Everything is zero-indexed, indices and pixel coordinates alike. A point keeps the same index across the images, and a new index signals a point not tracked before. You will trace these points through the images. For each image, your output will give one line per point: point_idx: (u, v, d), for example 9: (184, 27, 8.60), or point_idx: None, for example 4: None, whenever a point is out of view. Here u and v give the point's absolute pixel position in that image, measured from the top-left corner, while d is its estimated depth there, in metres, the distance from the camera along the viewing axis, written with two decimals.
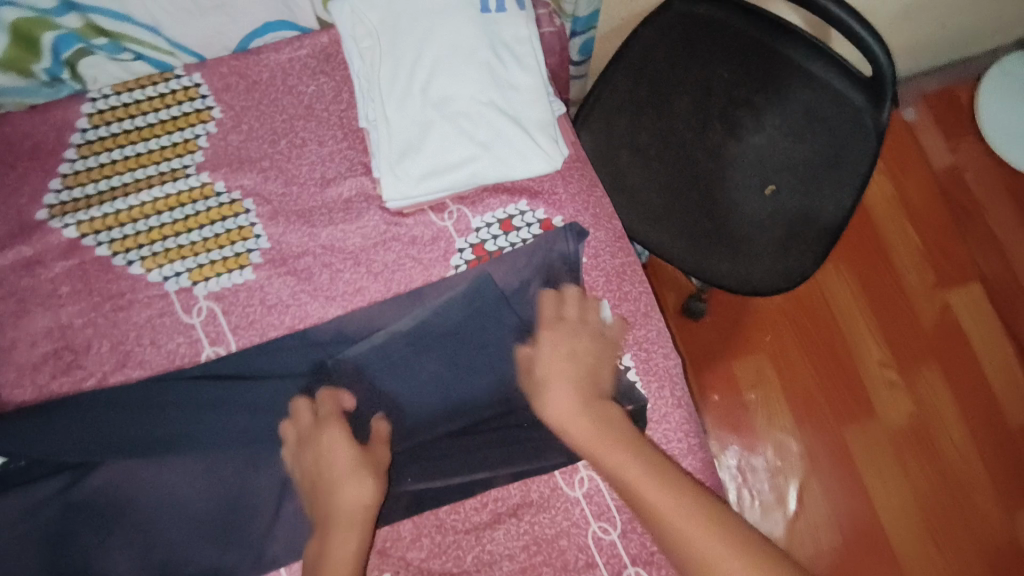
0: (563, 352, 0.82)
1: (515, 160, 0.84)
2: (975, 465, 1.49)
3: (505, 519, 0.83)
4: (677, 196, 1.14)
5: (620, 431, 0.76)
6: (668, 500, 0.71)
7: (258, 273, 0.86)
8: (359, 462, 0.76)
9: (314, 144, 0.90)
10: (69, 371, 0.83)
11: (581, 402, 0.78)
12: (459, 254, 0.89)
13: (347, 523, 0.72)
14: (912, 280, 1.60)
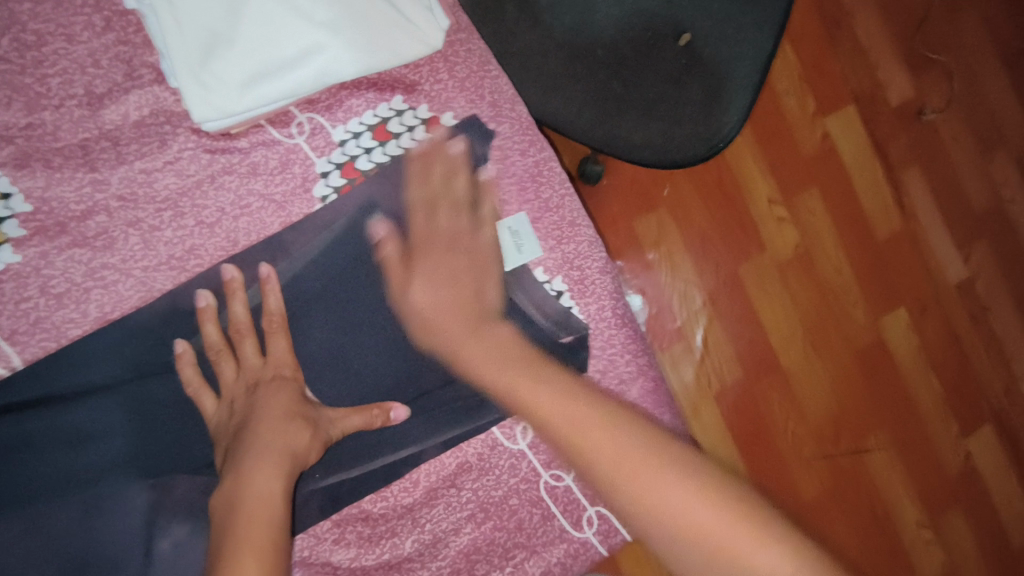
0: (444, 248, 0.61)
1: (378, 43, 0.61)
2: (857, 298, 1.24)
3: (443, 492, 0.67)
4: (585, 52, 0.71)
5: (518, 353, 0.55)
6: (565, 403, 0.50)
7: (25, 252, 0.59)
8: (296, 403, 0.59)
9: (61, 39, 0.59)
10: None
11: (449, 308, 0.59)
12: (323, 181, 0.65)
13: (273, 470, 0.55)
14: (796, 99, 1.22)
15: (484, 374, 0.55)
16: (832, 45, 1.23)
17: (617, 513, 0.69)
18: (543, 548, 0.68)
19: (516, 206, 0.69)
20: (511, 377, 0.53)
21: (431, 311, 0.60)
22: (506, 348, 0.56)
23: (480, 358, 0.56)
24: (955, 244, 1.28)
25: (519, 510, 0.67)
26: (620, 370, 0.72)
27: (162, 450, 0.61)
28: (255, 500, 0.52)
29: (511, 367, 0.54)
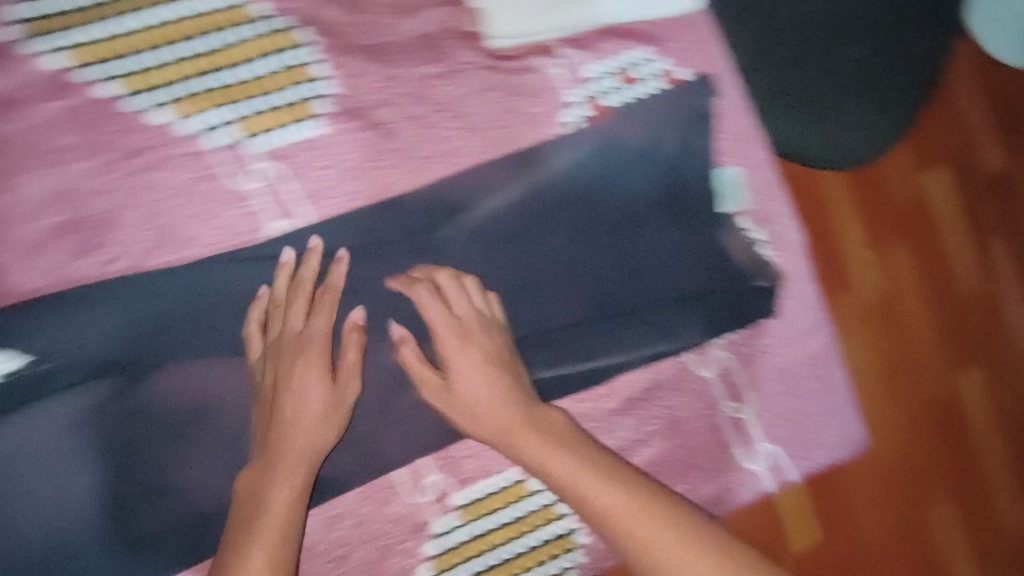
0: (461, 340, 0.65)
1: (642, 3, 0.75)
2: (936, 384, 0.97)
3: (637, 404, 0.74)
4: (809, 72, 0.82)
5: (560, 432, 0.63)
6: (597, 485, 0.59)
7: (329, 127, 0.68)
8: (435, 377, 0.65)
9: None
10: (94, 250, 0.63)
11: (483, 407, 0.64)
12: (574, 111, 0.73)
13: (311, 444, 0.62)
14: None
15: (541, 465, 0.62)
16: (1010, 87, 1.03)
17: (780, 452, 0.78)
18: (715, 471, 0.76)
19: (728, 162, 0.77)
20: (544, 455, 0.62)
21: (473, 381, 0.64)
22: (512, 424, 0.63)
23: (501, 437, 0.64)
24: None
25: (700, 434, 0.76)
26: (801, 323, 0.79)
27: (415, 314, 0.67)
28: (276, 487, 0.59)
29: (540, 448, 0.62)
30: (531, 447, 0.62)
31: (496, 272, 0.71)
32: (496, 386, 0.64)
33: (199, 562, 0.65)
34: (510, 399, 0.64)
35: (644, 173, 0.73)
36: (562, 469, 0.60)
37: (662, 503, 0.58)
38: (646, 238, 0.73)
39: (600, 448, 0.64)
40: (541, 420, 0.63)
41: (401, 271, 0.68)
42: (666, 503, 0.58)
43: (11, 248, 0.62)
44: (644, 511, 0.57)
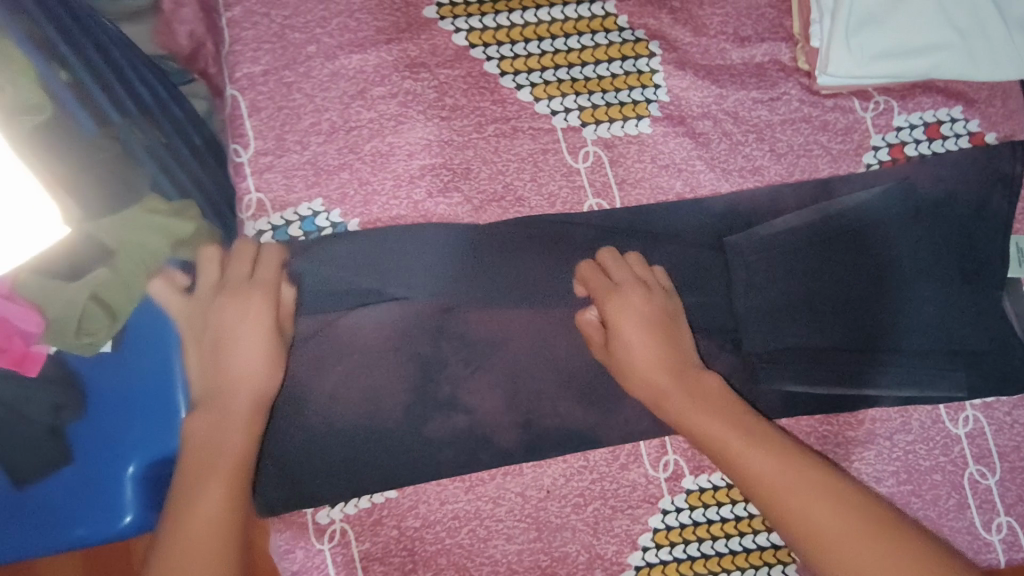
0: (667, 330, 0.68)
1: (988, 60, 0.72)
2: None
3: (880, 440, 0.76)
4: None
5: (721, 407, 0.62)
6: (795, 492, 0.55)
7: (655, 127, 0.77)
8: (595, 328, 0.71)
9: None
10: (445, 192, 0.75)
11: (648, 361, 0.66)
12: (874, 152, 0.78)
13: (250, 384, 0.62)
14: None
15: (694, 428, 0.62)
16: None
17: (1022, 532, 0.76)
18: (950, 530, 0.75)
19: (1023, 230, 0.78)
20: (736, 451, 0.59)
21: (634, 352, 0.67)
22: (715, 422, 0.61)
23: (708, 432, 0.61)
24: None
25: (939, 487, 0.75)
26: None
27: None
28: (236, 433, 0.59)
29: (729, 438, 0.60)
30: (739, 442, 0.59)
31: (773, 284, 0.75)
32: (640, 348, 0.67)
33: (469, 472, 0.74)
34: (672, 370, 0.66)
35: (939, 217, 0.76)
36: (761, 467, 0.57)
37: (868, 522, 0.52)
38: (929, 282, 0.75)
39: (792, 442, 0.60)
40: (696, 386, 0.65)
41: (697, 264, 0.75)
42: (876, 524, 0.52)
43: (387, 175, 0.75)
44: (854, 521, 0.52)
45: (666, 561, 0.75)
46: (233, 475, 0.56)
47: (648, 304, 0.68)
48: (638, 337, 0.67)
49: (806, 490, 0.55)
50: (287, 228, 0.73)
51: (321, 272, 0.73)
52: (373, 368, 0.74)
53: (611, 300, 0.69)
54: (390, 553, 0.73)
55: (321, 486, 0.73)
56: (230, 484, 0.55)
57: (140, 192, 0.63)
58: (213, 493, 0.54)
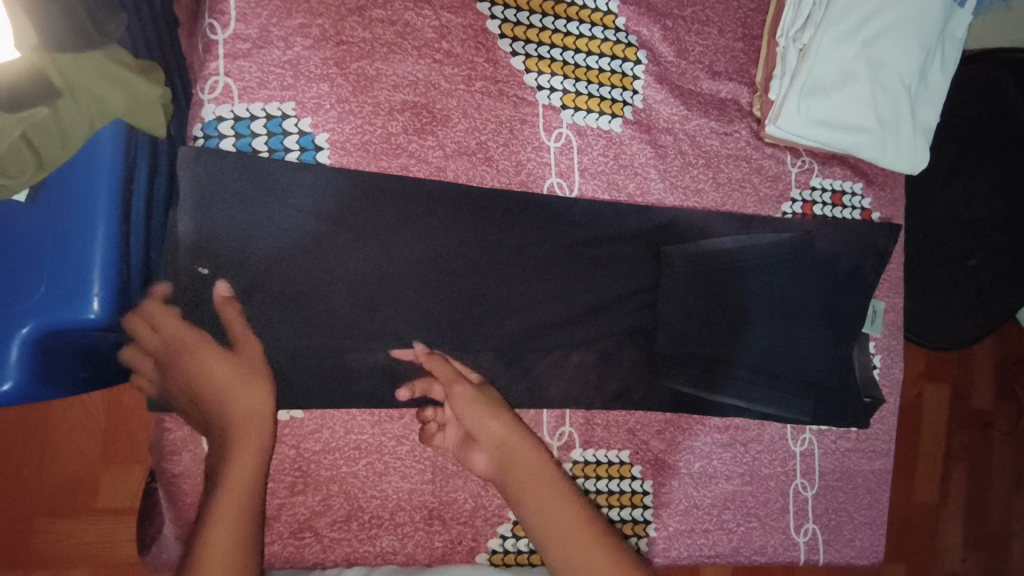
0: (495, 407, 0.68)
1: (892, 152, 0.87)
2: (910, 539, 1.41)
3: (737, 445, 0.88)
4: (931, 271, 1.10)
5: (505, 421, 0.66)
6: (547, 507, 0.60)
7: (625, 129, 0.83)
8: (474, 402, 0.68)
9: (714, 29, 0.88)
10: (421, 132, 0.76)
11: (485, 424, 0.66)
12: (791, 203, 0.91)
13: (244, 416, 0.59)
14: (913, 362, 1.41)
15: (475, 430, 0.66)
16: (1005, 366, 1.46)
17: (822, 538, 0.91)
18: (770, 527, 0.89)
19: (879, 296, 0.95)
20: (535, 513, 0.60)
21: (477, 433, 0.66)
22: (524, 466, 0.63)
23: (485, 429, 0.66)
24: (964, 544, 1.44)
25: (771, 491, 0.89)
26: (878, 441, 0.94)
27: (577, 303, 0.80)
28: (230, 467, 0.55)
29: (524, 494, 0.61)
30: (542, 506, 0.60)
31: (690, 294, 0.83)
32: (487, 418, 0.66)
33: (380, 407, 0.75)
34: (500, 438, 0.65)
35: (827, 269, 0.89)
36: (553, 539, 0.58)
37: None
38: (807, 322, 0.88)
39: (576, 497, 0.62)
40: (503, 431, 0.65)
41: (630, 260, 0.83)
42: None
43: (367, 101, 0.74)
44: (590, 542, 0.58)
45: None
46: (244, 500, 0.54)
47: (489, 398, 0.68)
48: (473, 417, 0.67)
49: (575, 538, 0.58)
50: (250, 122, 0.70)
51: (258, 182, 0.69)
52: (296, 292, 0.70)
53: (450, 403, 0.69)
54: (283, 473, 0.72)
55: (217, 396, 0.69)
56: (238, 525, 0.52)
57: (109, 38, 0.58)
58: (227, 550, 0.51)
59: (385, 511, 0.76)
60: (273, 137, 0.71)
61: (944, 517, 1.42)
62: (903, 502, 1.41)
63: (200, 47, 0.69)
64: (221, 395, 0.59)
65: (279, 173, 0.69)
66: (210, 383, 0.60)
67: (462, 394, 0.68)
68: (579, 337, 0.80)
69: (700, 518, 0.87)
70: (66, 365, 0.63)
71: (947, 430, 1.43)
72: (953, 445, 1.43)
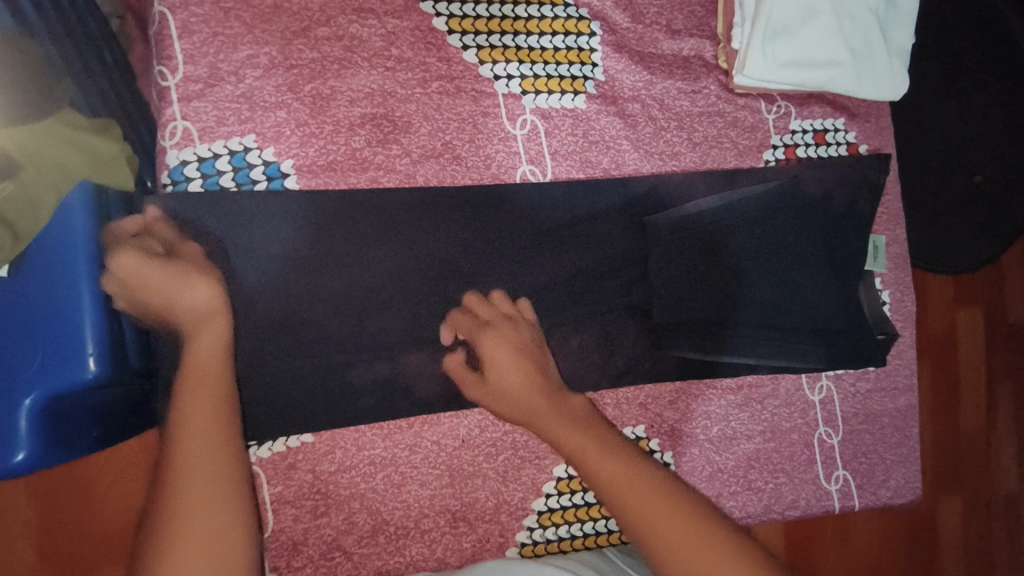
0: (507, 328, 0.71)
1: (869, 80, 0.84)
2: (963, 468, 1.37)
3: (753, 403, 0.87)
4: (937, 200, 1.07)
5: (520, 338, 0.70)
6: (546, 412, 0.66)
7: (590, 104, 0.81)
8: (506, 342, 0.70)
9: None
10: (385, 143, 0.75)
11: (504, 344, 0.69)
12: (772, 151, 0.88)
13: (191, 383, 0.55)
14: (939, 290, 1.38)
15: (488, 355, 0.69)
16: None
17: (854, 483, 0.90)
18: (799, 480, 0.88)
19: (879, 231, 0.91)
20: (557, 430, 0.64)
21: (490, 360, 0.69)
22: (522, 382, 0.68)
23: (496, 351, 0.69)
24: (1017, 464, 1.40)
25: (795, 444, 0.88)
26: (899, 378, 0.92)
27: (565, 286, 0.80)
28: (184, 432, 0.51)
29: (528, 398, 0.67)
30: (542, 411, 0.66)
31: (680, 259, 0.83)
32: (503, 340, 0.70)
33: (386, 420, 0.75)
34: (514, 356, 0.69)
35: (819, 212, 0.88)
36: (557, 435, 0.64)
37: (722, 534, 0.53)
38: (806, 268, 0.86)
39: (581, 411, 0.67)
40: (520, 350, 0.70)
41: (615, 234, 0.82)
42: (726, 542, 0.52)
43: (327, 120, 0.74)
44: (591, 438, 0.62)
45: (566, 507, 0.80)
46: (214, 452, 0.51)
47: (513, 334, 0.71)
48: (489, 341, 0.70)
49: (574, 433, 0.63)
50: (215, 161, 0.70)
51: (232, 217, 0.70)
52: (284, 317, 0.71)
53: (483, 337, 0.70)
54: (304, 497, 0.74)
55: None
56: (210, 495, 0.48)
57: (59, 102, 0.59)
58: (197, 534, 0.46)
59: (409, 520, 0.76)
60: (239, 172, 0.71)
61: (992, 440, 1.39)
62: (950, 432, 1.37)
63: (154, 95, 0.70)
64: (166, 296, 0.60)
65: (248, 206, 0.71)
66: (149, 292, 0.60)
67: (483, 315, 0.73)
68: (574, 319, 0.80)
69: (725, 481, 0.86)
70: (76, 424, 0.65)
71: (982, 352, 1.39)
72: (991, 365, 1.40)
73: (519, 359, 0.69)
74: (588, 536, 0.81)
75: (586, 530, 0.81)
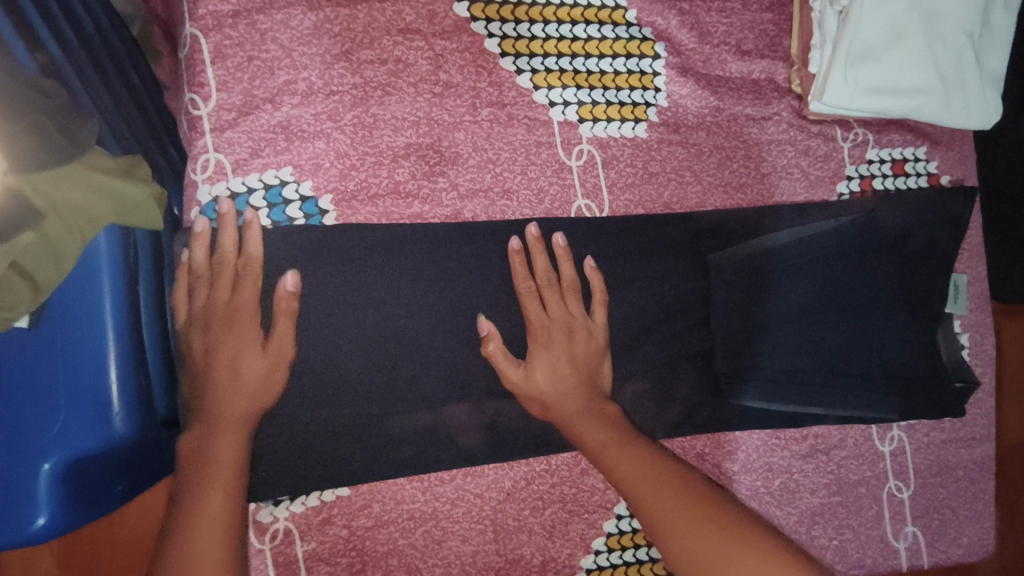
0: (565, 337, 0.67)
1: (959, 109, 0.77)
2: None
3: (817, 455, 0.80)
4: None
5: (582, 346, 0.68)
6: (578, 417, 0.65)
7: (651, 133, 0.75)
8: (561, 345, 0.67)
9: (737, 3, 0.79)
10: (431, 175, 0.69)
11: (558, 354, 0.67)
12: (846, 182, 0.81)
13: (254, 399, 0.60)
14: None
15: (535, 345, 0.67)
16: None
17: (923, 541, 0.83)
18: (865, 537, 0.81)
19: (960, 269, 0.84)
20: (589, 437, 0.64)
21: (540, 368, 0.66)
22: (559, 388, 0.66)
23: (541, 350, 0.67)
24: None
25: (862, 498, 0.81)
26: (976, 427, 0.85)
27: (620, 331, 0.74)
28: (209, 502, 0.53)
29: (562, 407, 0.66)
30: (572, 417, 0.65)
31: (744, 299, 0.76)
32: (553, 353, 0.67)
33: (427, 473, 0.70)
34: (557, 373, 0.66)
35: (895, 251, 0.81)
36: (592, 442, 0.63)
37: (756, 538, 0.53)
38: (877, 311, 0.80)
39: (617, 415, 0.66)
40: (569, 355, 0.67)
41: (675, 274, 0.75)
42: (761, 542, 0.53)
43: (369, 151, 0.68)
44: (623, 447, 0.62)
45: (617, 565, 0.75)
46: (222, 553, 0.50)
47: (569, 346, 0.67)
48: (542, 352, 0.67)
49: (606, 438, 0.63)
50: (248, 197, 0.65)
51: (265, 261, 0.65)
52: (316, 364, 0.66)
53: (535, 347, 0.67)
54: (337, 555, 0.68)
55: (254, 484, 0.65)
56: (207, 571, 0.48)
57: (84, 145, 0.53)
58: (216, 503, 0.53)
59: None
60: (274, 208, 0.65)
61: None
62: None
63: (184, 124, 0.65)
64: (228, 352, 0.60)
65: (282, 245, 0.65)
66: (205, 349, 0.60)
67: (553, 305, 0.68)
68: (631, 367, 0.74)
69: None
70: (101, 485, 0.60)
71: None
72: None
73: (569, 360, 0.67)
74: None
75: None
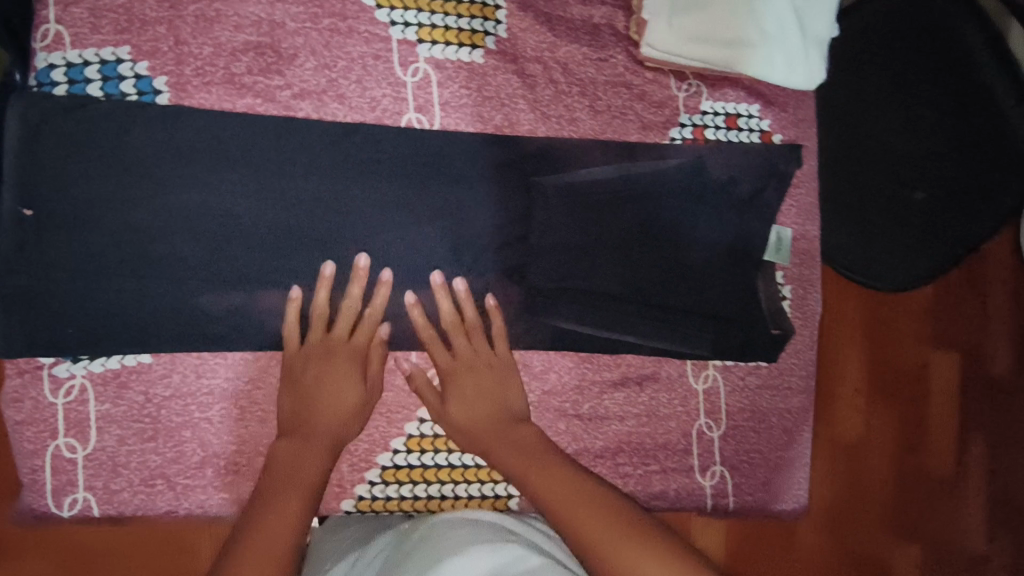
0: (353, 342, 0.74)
1: (780, 67, 0.81)
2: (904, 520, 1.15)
3: (630, 384, 0.83)
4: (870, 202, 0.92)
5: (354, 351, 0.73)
6: (498, 444, 0.72)
7: (487, 60, 0.80)
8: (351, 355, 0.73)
9: None
10: (267, 72, 0.74)
11: (347, 364, 0.73)
12: (679, 129, 0.86)
13: (348, 421, 0.73)
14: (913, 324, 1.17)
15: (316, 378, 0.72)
16: None
17: (731, 481, 0.86)
18: (670, 471, 0.84)
19: (785, 223, 0.88)
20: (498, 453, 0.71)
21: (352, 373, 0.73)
22: (475, 421, 0.74)
23: (320, 381, 0.72)
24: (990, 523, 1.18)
25: (671, 432, 0.85)
26: (793, 377, 0.89)
27: (438, 241, 0.78)
28: (269, 509, 0.62)
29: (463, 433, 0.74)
30: (490, 441, 0.73)
31: (563, 225, 0.81)
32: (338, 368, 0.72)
33: (229, 350, 0.74)
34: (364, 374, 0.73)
35: (718, 198, 0.85)
36: (510, 457, 0.70)
37: (638, 536, 0.57)
38: (694, 253, 0.84)
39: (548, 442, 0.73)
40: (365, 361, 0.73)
41: (497, 193, 0.79)
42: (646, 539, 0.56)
43: (207, 42, 0.73)
44: (538, 467, 0.68)
45: (412, 466, 0.79)
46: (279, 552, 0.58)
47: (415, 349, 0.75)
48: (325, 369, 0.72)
49: (525, 457, 0.70)
50: (84, 69, 0.70)
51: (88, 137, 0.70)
52: (130, 232, 0.71)
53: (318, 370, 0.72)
54: (131, 419, 0.72)
55: (57, 338, 0.70)
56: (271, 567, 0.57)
57: None
58: (290, 506, 0.63)
59: (240, 457, 0.74)
60: (108, 81, 0.71)
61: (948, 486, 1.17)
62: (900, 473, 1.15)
63: None
64: (313, 394, 0.71)
65: (108, 118, 0.70)
66: (307, 384, 0.72)
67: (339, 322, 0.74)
68: (443, 275, 0.77)
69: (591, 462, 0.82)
70: None
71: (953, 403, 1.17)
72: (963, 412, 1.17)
73: (363, 365, 0.73)
74: (432, 499, 0.80)
75: (442, 492, 0.80)
